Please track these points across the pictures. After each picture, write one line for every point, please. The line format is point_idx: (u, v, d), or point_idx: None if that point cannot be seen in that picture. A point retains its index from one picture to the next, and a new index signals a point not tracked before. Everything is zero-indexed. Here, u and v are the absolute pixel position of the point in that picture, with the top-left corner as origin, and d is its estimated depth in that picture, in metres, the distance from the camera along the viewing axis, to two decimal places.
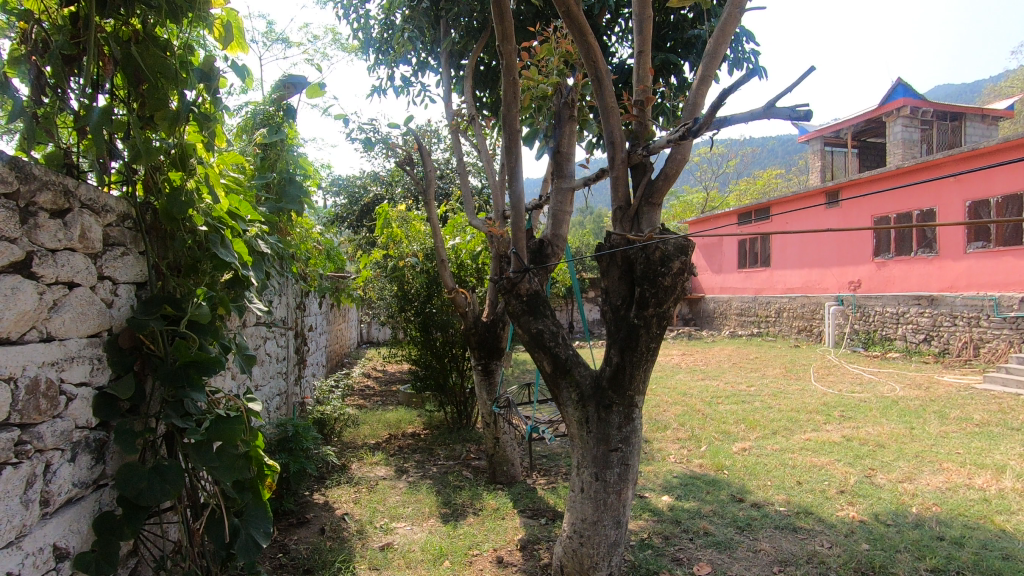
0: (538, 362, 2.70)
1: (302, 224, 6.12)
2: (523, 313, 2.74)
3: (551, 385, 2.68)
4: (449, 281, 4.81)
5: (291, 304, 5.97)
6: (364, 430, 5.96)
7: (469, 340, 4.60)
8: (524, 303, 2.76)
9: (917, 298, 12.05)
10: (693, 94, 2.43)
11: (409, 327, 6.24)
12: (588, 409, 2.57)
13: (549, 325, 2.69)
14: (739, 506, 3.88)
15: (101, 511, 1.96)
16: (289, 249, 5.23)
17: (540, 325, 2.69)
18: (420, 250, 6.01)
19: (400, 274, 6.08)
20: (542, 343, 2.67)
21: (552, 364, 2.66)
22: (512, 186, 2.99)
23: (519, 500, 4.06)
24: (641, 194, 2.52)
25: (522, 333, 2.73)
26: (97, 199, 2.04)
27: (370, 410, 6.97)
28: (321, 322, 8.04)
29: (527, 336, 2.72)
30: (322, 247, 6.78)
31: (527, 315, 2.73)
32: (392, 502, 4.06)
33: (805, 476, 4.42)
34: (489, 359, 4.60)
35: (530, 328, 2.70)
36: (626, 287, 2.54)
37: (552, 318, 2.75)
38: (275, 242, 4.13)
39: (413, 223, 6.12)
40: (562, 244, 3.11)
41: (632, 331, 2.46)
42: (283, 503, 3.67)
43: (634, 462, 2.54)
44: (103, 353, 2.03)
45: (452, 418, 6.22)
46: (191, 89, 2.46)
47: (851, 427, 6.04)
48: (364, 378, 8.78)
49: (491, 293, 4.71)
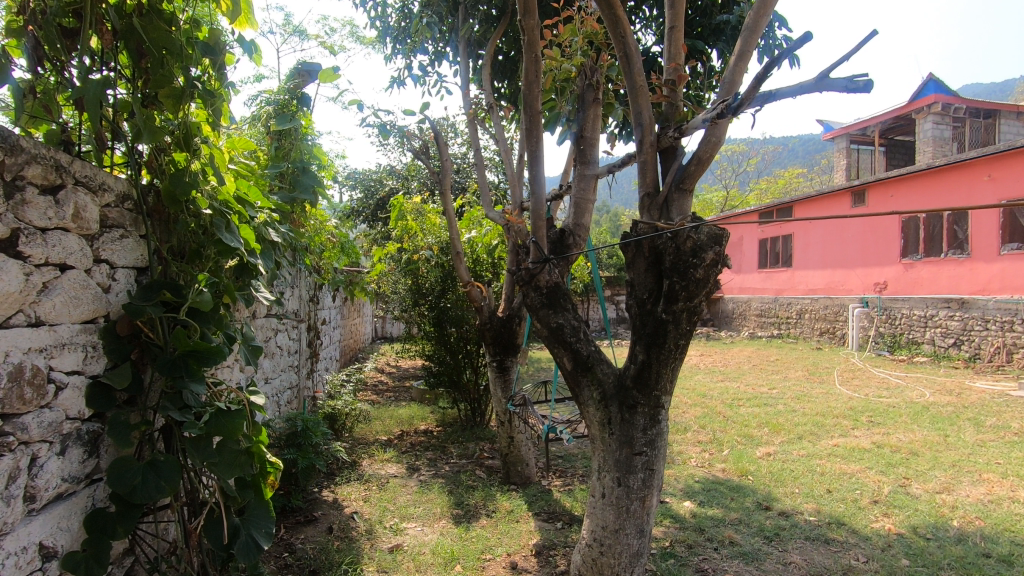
0: (558, 358, 2.54)
1: (316, 216, 6.04)
2: (541, 305, 2.58)
3: (570, 382, 2.52)
4: (464, 275, 4.67)
5: (304, 297, 5.90)
6: (376, 426, 5.85)
7: (484, 336, 4.47)
8: (542, 295, 2.59)
9: (947, 300, 11.65)
10: (729, 72, 2.27)
11: (422, 322, 6.11)
12: (610, 410, 2.40)
13: (570, 319, 2.52)
14: (766, 515, 3.69)
15: (94, 508, 1.85)
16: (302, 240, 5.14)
17: (560, 319, 2.52)
18: (434, 243, 5.88)
19: (415, 268, 5.95)
20: (561, 338, 2.50)
21: (572, 361, 2.49)
22: (531, 172, 2.85)
23: (534, 502, 3.91)
24: (671, 179, 2.35)
25: (540, 327, 2.57)
26: (94, 177, 1.93)
27: (382, 406, 6.87)
28: (335, 316, 7.96)
29: (545, 330, 2.55)
30: (336, 240, 6.70)
31: (546, 308, 2.56)
32: (402, 501, 3.94)
33: (835, 484, 4.21)
34: (504, 356, 4.44)
35: (548, 321, 2.54)
36: (654, 279, 2.37)
37: (573, 312, 2.58)
38: (287, 232, 4.03)
39: (429, 216, 5.99)
40: (584, 234, 2.94)
41: (659, 327, 2.29)
42: (291, 500, 3.56)
43: (659, 467, 2.37)
44: (99, 341, 1.92)
45: (465, 415, 6.10)
46: (196, 66, 2.33)
47: (881, 433, 5.79)
48: (377, 374, 8.70)
49: (507, 287, 4.57)
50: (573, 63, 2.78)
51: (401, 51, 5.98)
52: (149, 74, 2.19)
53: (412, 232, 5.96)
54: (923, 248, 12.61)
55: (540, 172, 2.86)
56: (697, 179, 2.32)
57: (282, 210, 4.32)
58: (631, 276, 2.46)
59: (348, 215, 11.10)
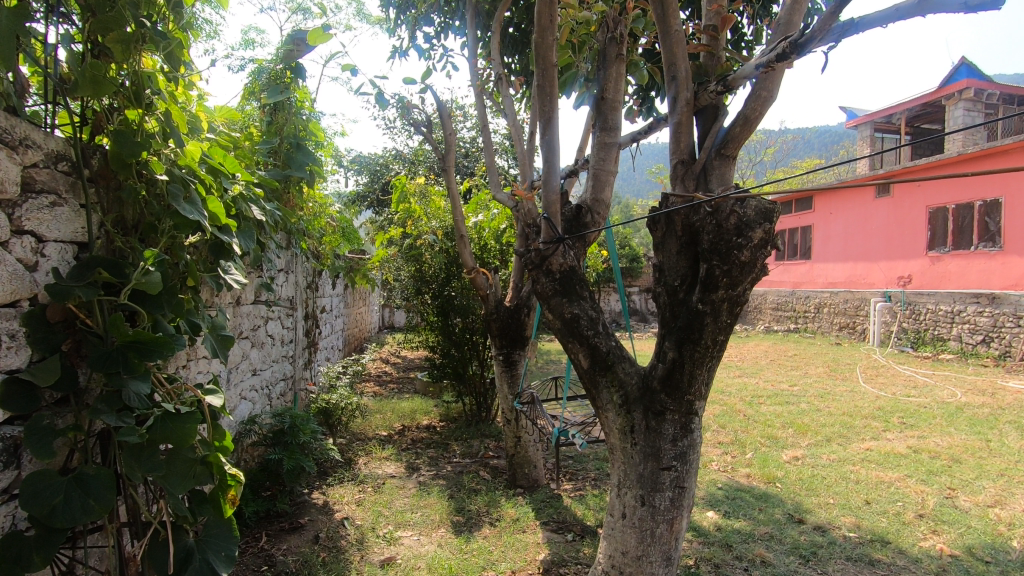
0: (572, 354, 2.17)
1: (315, 198, 5.72)
2: (553, 293, 2.21)
3: (587, 383, 2.16)
4: (469, 260, 4.32)
5: (301, 284, 5.59)
6: (376, 420, 5.55)
7: (489, 327, 4.13)
8: (554, 282, 2.22)
9: (976, 295, 11.13)
10: (787, 12, 1.88)
11: (426, 311, 5.78)
12: (633, 416, 2.04)
13: (587, 309, 2.15)
14: (799, 529, 3.32)
15: (11, 528, 1.54)
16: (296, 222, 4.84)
17: (575, 309, 2.16)
18: (439, 227, 5.54)
19: (418, 254, 5.58)
20: (576, 331, 2.14)
21: (589, 358, 2.13)
22: (546, 138, 2.46)
23: (542, 510, 3.57)
24: (710, 144, 1.98)
25: (551, 318, 2.21)
26: (13, 130, 1.63)
27: (384, 399, 6.58)
28: (337, 304, 7.66)
29: (557, 322, 2.19)
30: (337, 223, 6.39)
31: (558, 296, 2.20)
32: (399, 506, 3.62)
33: (873, 495, 3.83)
34: (512, 349, 4.10)
35: (561, 311, 2.17)
36: (688, 263, 2.00)
37: (591, 301, 2.20)
38: (276, 211, 3.70)
39: (433, 199, 5.63)
40: (604, 211, 2.56)
41: (694, 320, 1.93)
42: (276, 505, 3.26)
43: (691, 484, 2.02)
44: (22, 329, 1.60)
45: (470, 410, 5.78)
46: (150, 6, 1.96)
47: (916, 436, 5.38)
48: (381, 365, 8.41)
49: (515, 274, 4.23)
50: (595, 11, 2.37)
51: (405, 21, 5.58)
52: (91, 10, 1.83)
53: (415, 217, 5.61)
54: (952, 241, 12.02)
55: (557, 138, 2.47)
56: (742, 143, 1.94)
57: (272, 189, 3.99)
58: (658, 260, 2.10)
59: (352, 201, 10.79)
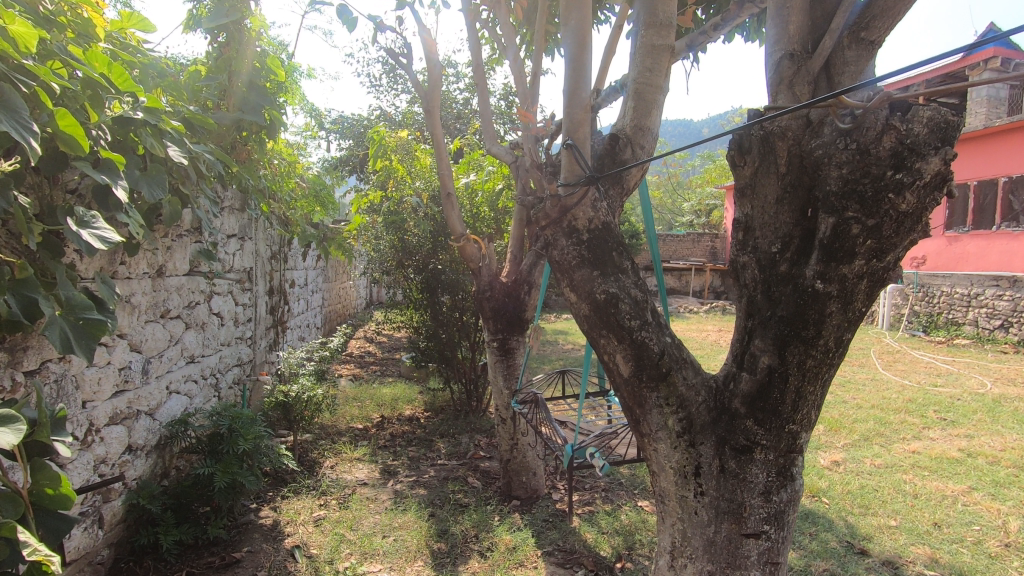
0: (606, 356, 1.44)
1: (279, 152, 4.94)
2: (578, 264, 1.47)
3: (627, 401, 1.43)
4: (457, 224, 3.56)
5: (265, 254, 4.83)
6: (351, 410, 4.87)
7: (481, 307, 3.39)
8: (580, 248, 1.48)
9: (996, 277, 10.47)
10: None
11: (409, 287, 5.03)
12: (699, 455, 1.34)
13: (630, 289, 1.42)
14: (865, 564, 2.67)
15: None
16: (252, 181, 4.06)
17: (611, 288, 1.42)
18: (424, 189, 4.77)
19: (399, 221, 4.76)
20: (613, 324, 1.40)
21: (631, 364, 1.39)
22: (573, 31, 1.71)
23: (543, 534, 2.90)
24: (841, 21, 1.26)
25: (575, 302, 1.48)
26: None
27: (364, 385, 5.90)
28: (314, 277, 6.92)
29: (585, 306, 1.46)
30: (310, 186, 5.61)
31: (586, 269, 1.46)
32: (367, 526, 2.94)
33: (941, 515, 3.18)
34: (508, 334, 3.39)
35: (590, 292, 1.44)
36: (796, 218, 1.27)
37: (634, 275, 1.46)
38: (213, 151, 2.93)
39: (418, 156, 4.85)
40: (649, 145, 1.78)
41: (809, 307, 1.20)
42: (207, 531, 2.56)
43: (787, 557, 1.33)
44: None
45: (459, 399, 5.10)
46: None
47: (962, 436, 4.75)
48: (363, 345, 7.70)
49: (514, 243, 3.50)
50: None
51: None
52: None
53: (397, 178, 4.83)
54: (971, 220, 11.30)
55: (589, 34, 1.73)
56: (897, 19, 1.24)
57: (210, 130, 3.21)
58: (743, 215, 1.37)
59: (334, 167, 9.96)
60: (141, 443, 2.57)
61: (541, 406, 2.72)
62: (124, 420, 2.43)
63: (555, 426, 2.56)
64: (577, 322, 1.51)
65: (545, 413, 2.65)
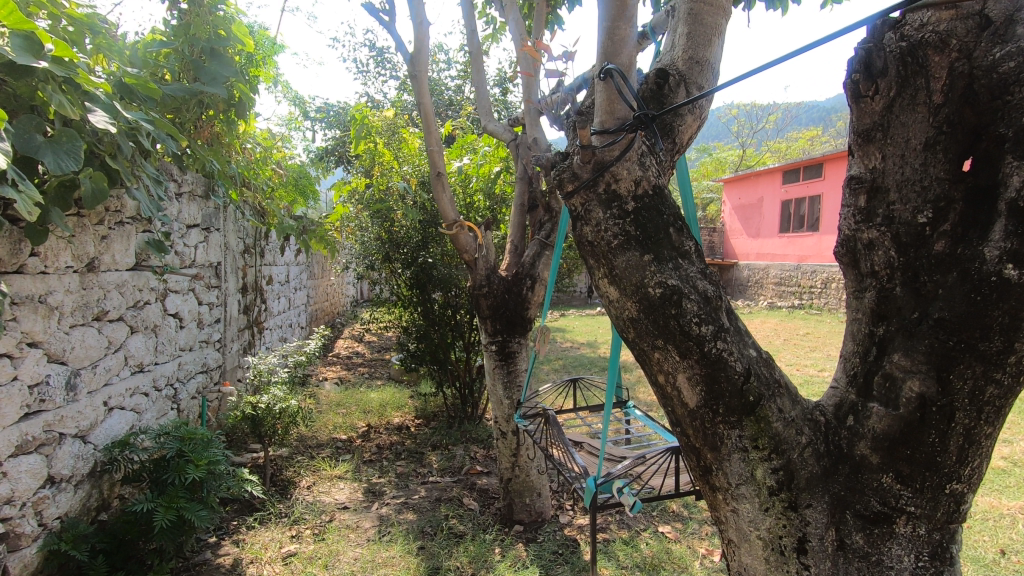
0: (662, 381, 1.15)
1: (251, 135, 4.47)
2: (620, 248, 1.14)
3: (696, 446, 1.16)
4: (449, 211, 2.96)
5: (237, 248, 4.38)
6: (333, 419, 4.44)
7: (476, 304, 2.95)
8: (621, 226, 1.14)
9: None
10: None
11: (396, 283, 4.57)
12: (802, 518, 1.09)
13: (700, 289, 1.11)
14: None
15: None
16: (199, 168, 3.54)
17: (670, 280, 1.10)
18: (412, 174, 4.33)
19: (385, 209, 4.30)
20: (677, 333, 1.09)
21: (705, 391, 1.10)
22: None
23: (553, 571, 2.48)
24: None
25: (617, 300, 1.16)
26: None
27: (350, 389, 5.46)
28: (295, 274, 6.45)
29: (631, 306, 1.14)
30: (289, 174, 5.16)
31: (634, 253, 1.13)
32: (345, 564, 2.50)
33: (1007, 541, 2.77)
34: (507, 336, 2.96)
35: (640, 286, 1.11)
36: (954, 173, 1.02)
37: (692, 257, 1.14)
38: (151, 120, 2.45)
39: (407, 140, 4.42)
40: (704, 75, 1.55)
41: (999, 318, 0.92)
42: None
43: None
44: None
45: (453, 405, 4.68)
46: None
47: (1003, 443, 4.35)
48: (351, 346, 7.26)
49: (515, 233, 3.07)
50: None
51: None
52: None
53: (383, 164, 4.35)
54: None
55: None
56: None
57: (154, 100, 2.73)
58: (867, 171, 1.10)
59: (321, 158, 9.49)
60: (67, 473, 2.13)
61: (553, 426, 2.20)
62: (41, 447, 1.99)
63: (570, 451, 2.07)
64: (618, 326, 1.20)
65: (559, 436, 2.14)
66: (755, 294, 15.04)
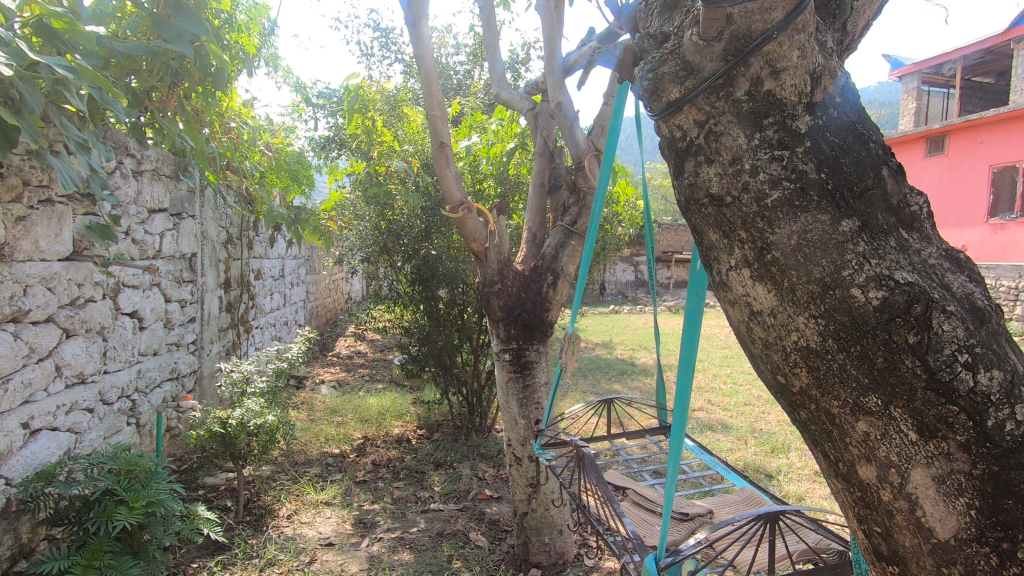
0: (893, 490, 0.79)
1: (237, 112, 4.00)
2: (791, 228, 0.81)
3: None
4: (455, 193, 2.38)
5: (219, 239, 3.91)
6: (326, 431, 3.97)
7: (487, 305, 2.43)
8: (791, 167, 0.82)
9: None
10: None
11: (397, 278, 4.07)
12: None
13: (978, 335, 0.76)
14: None
15: None
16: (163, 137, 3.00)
17: (907, 284, 0.77)
18: (414, 154, 3.82)
19: (384, 195, 3.80)
20: (921, 381, 0.74)
21: (979, 500, 0.74)
22: None
23: None
24: None
25: (778, 313, 0.84)
26: None
27: (347, 394, 4.98)
28: (291, 268, 5.98)
29: (815, 337, 0.81)
30: (279, 158, 4.68)
31: (821, 232, 0.80)
32: None
33: None
34: (523, 343, 2.45)
35: (845, 302, 0.78)
36: None
37: (970, 296, 0.80)
38: (78, 69, 1.97)
39: (409, 117, 3.90)
40: None
41: None
42: None
43: None
44: None
45: (460, 415, 4.20)
46: None
47: None
48: (351, 347, 6.78)
49: (534, 222, 2.57)
50: None
51: None
52: None
53: (382, 144, 3.89)
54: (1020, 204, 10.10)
55: None
56: None
57: (87, 48, 2.21)
58: None
59: (323, 148, 9.00)
60: None
61: (589, 468, 1.61)
62: None
63: (615, 506, 1.49)
64: (774, 367, 0.87)
65: (599, 482, 1.56)
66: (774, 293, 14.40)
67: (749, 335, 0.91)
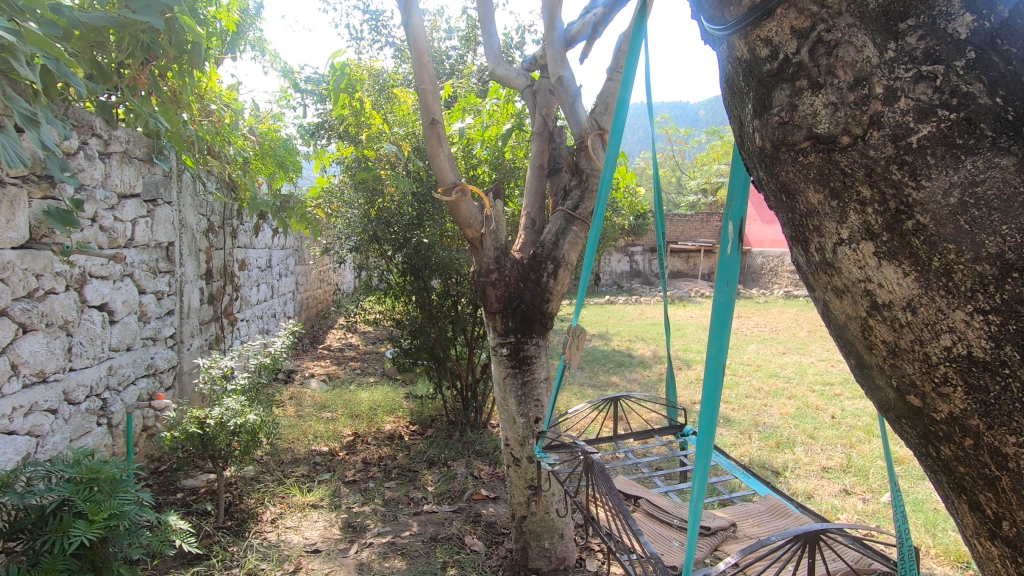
0: None
1: (217, 93, 3.78)
2: (950, 182, 0.58)
3: None
4: (449, 175, 2.20)
5: (199, 227, 3.71)
6: (315, 427, 3.80)
7: (483, 296, 2.26)
8: (949, 85, 0.57)
9: None
10: None
11: (388, 268, 3.89)
12: None
13: None
14: None
15: None
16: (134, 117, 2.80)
17: None
18: (404, 138, 3.63)
19: (373, 181, 3.61)
20: None
21: None
22: None
23: None
24: None
25: (929, 314, 0.61)
26: None
27: (337, 388, 4.81)
28: (278, 258, 5.77)
29: (984, 348, 0.58)
30: (263, 142, 4.47)
31: (1003, 187, 0.56)
32: None
33: None
34: (522, 336, 2.29)
35: None
36: None
37: None
38: (24, 34, 1.76)
39: (399, 98, 3.71)
40: None
41: None
42: None
43: None
44: None
45: (455, 410, 4.04)
46: None
47: None
48: (341, 339, 6.59)
49: (533, 206, 2.40)
50: None
51: None
52: None
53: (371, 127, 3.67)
54: None
55: None
56: None
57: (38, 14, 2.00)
58: None
59: (311, 134, 8.72)
60: None
61: (598, 476, 1.45)
62: None
63: (630, 520, 1.34)
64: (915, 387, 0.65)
65: (610, 492, 1.39)
66: (769, 283, 14.33)
67: (869, 342, 0.69)
